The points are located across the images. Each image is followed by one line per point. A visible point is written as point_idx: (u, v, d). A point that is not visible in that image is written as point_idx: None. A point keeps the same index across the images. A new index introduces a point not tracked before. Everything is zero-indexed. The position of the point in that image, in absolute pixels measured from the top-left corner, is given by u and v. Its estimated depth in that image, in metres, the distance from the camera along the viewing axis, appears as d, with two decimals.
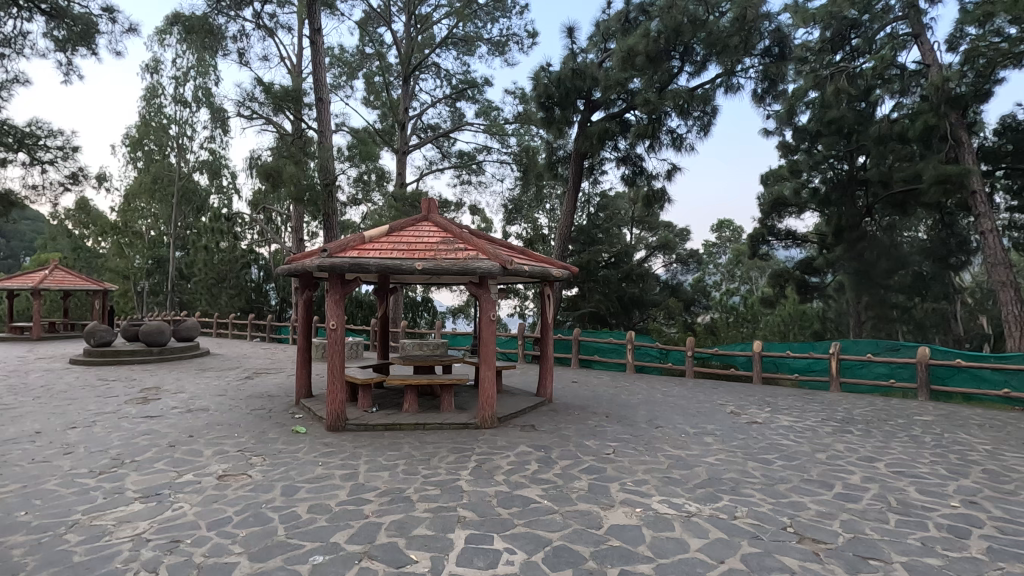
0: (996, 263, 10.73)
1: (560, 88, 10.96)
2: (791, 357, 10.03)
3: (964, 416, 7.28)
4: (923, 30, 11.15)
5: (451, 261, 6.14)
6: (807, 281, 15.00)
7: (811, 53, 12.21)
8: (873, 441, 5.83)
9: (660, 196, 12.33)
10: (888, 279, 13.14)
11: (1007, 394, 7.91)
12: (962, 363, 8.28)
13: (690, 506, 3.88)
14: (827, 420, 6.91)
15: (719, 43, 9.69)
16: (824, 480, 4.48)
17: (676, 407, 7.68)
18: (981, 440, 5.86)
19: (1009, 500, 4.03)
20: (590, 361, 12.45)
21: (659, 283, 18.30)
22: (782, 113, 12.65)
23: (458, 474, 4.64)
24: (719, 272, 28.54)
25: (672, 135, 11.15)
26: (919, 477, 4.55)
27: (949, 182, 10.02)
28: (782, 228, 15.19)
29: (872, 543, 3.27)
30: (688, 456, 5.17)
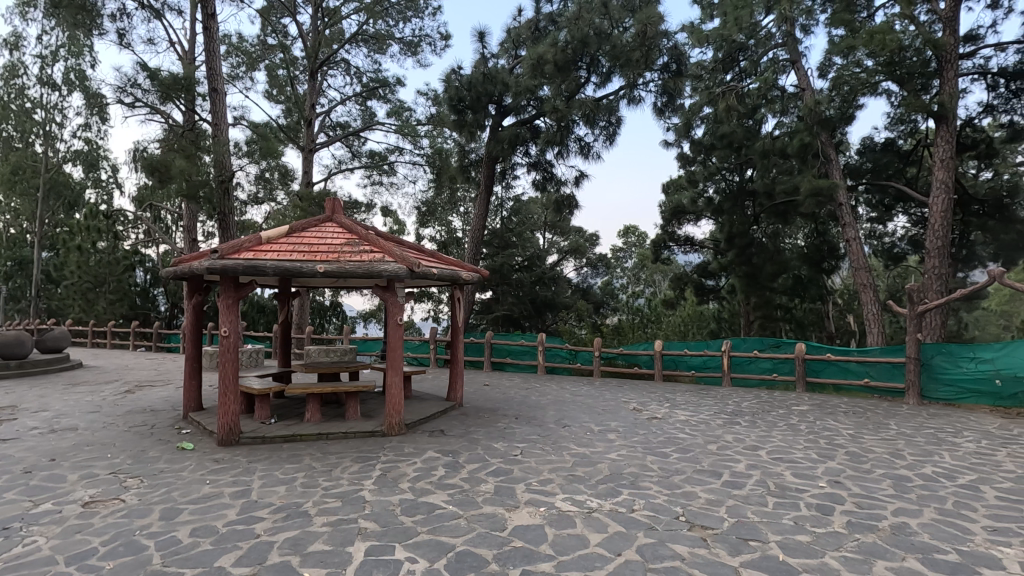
0: (859, 268, 12.06)
1: (471, 92, 10.97)
2: (689, 355, 10.70)
3: (833, 405, 8.13)
4: (800, 58, 12.35)
5: (355, 263, 5.92)
6: (704, 284, 16.40)
7: (706, 72, 13.16)
8: (757, 430, 6.34)
9: (569, 202, 12.71)
10: (772, 282, 14.26)
11: (867, 383, 8.90)
12: (832, 357, 9.25)
13: (592, 502, 4.00)
14: (718, 413, 7.43)
15: (622, 56, 10.12)
16: (714, 469, 4.79)
17: (582, 406, 7.93)
18: (845, 426, 6.56)
19: (866, 478, 4.55)
20: (503, 364, 12.55)
21: (570, 286, 18.90)
22: (680, 126, 13.46)
23: (361, 484, 4.47)
24: (626, 275, 29.97)
25: (580, 143, 11.52)
26: (794, 462, 5.00)
27: (821, 194, 11.17)
28: (681, 234, 16.19)
29: (752, 526, 3.53)
30: (592, 453, 5.34)
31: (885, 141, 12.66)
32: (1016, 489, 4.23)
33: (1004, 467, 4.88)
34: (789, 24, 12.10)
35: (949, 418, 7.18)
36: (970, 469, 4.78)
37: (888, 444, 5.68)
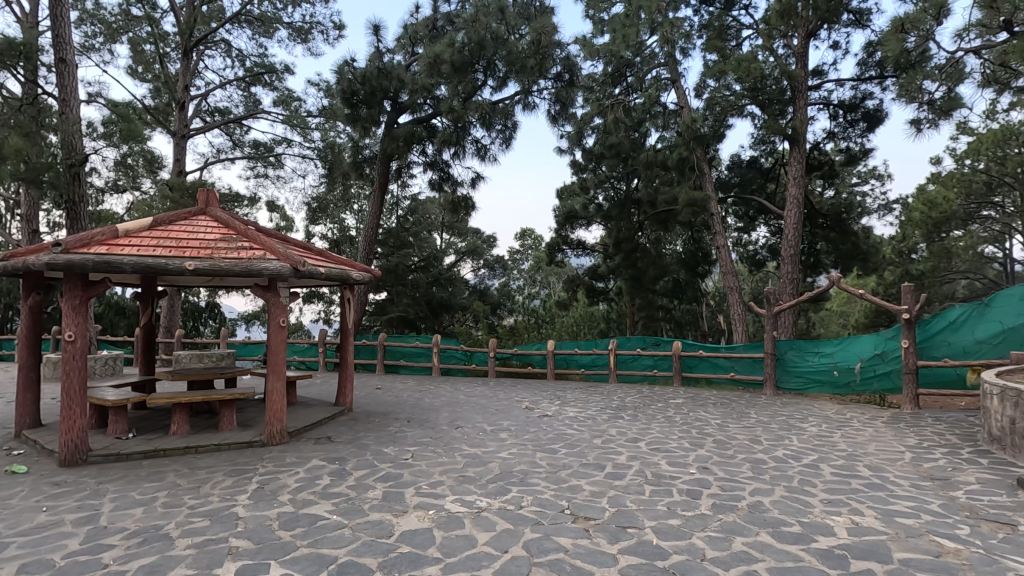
0: (727, 272, 13.31)
1: (365, 86, 10.58)
2: (579, 354, 11.18)
3: (705, 397, 8.89)
4: (679, 78, 13.39)
5: (231, 261, 5.45)
6: (595, 286, 17.26)
7: (596, 84, 13.83)
8: (639, 423, 6.76)
9: (466, 203, 12.73)
10: (654, 284, 15.32)
11: (733, 376, 9.80)
12: (704, 353, 10.10)
13: (481, 502, 4.01)
14: (604, 408, 7.83)
15: (517, 62, 10.38)
16: (599, 462, 5.03)
17: (476, 407, 7.97)
18: (714, 416, 7.20)
19: (729, 462, 5.02)
20: (397, 366, 12.26)
21: (467, 287, 18.95)
22: (573, 134, 13.99)
23: (235, 500, 4.13)
24: (522, 277, 30.65)
25: (477, 145, 11.57)
26: (669, 451, 5.39)
27: (696, 205, 12.20)
28: (574, 238, 16.87)
29: (631, 514, 3.75)
30: (484, 453, 5.37)
31: (750, 159, 14.09)
32: (847, 465, 4.90)
33: (838, 446, 5.63)
34: (671, 46, 13.04)
35: (798, 405, 8.16)
36: (812, 450, 5.46)
37: (749, 431, 6.32)
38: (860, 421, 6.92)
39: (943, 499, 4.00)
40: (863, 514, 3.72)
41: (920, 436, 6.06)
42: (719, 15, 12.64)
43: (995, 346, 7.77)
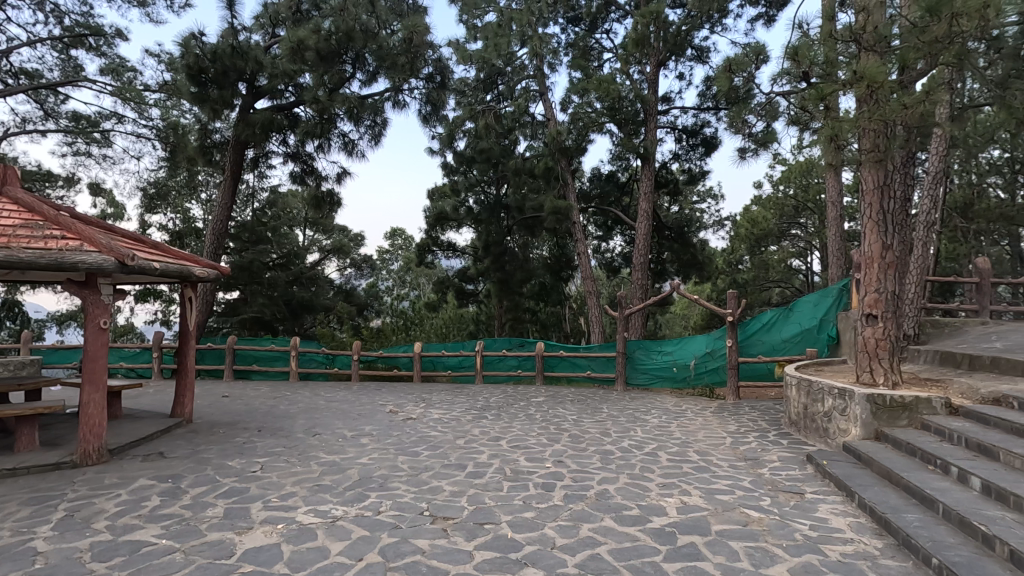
0: (587, 277, 14.23)
1: (215, 63, 9.62)
2: (446, 356, 11.20)
3: (564, 395, 9.42)
4: (546, 91, 14.04)
5: (34, 252, 4.63)
6: (464, 288, 17.42)
7: (468, 88, 14.02)
8: (501, 422, 6.97)
9: (330, 198, 12.12)
10: (521, 287, 15.90)
11: (590, 374, 10.49)
12: (565, 353, 10.68)
13: (336, 510, 3.86)
14: (468, 409, 7.95)
15: (388, 59, 10.16)
16: (460, 462, 5.10)
17: (337, 412, 7.63)
18: (570, 412, 7.66)
19: (581, 455, 5.38)
20: (248, 371, 11.30)
21: (332, 287, 18.08)
22: (444, 136, 14.00)
23: (33, 533, 3.51)
24: (391, 278, 30.07)
25: (344, 139, 11.10)
26: (528, 448, 5.63)
27: (560, 213, 12.89)
28: (444, 240, 16.86)
29: (488, 510, 3.85)
30: (342, 460, 5.17)
31: (608, 172, 15.21)
32: (680, 452, 5.51)
33: (674, 435, 6.30)
34: (539, 60, 13.64)
35: (643, 400, 8.99)
36: (653, 439, 6.05)
37: (600, 425, 6.83)
38: (693, 412, 7.82)
39: (752, 476, 4.67)
40: (690, 494, 4.21)
41: (738, 422, 7.00)
42: (583, 36, 13.51)
43: (797, 344, 9.25)
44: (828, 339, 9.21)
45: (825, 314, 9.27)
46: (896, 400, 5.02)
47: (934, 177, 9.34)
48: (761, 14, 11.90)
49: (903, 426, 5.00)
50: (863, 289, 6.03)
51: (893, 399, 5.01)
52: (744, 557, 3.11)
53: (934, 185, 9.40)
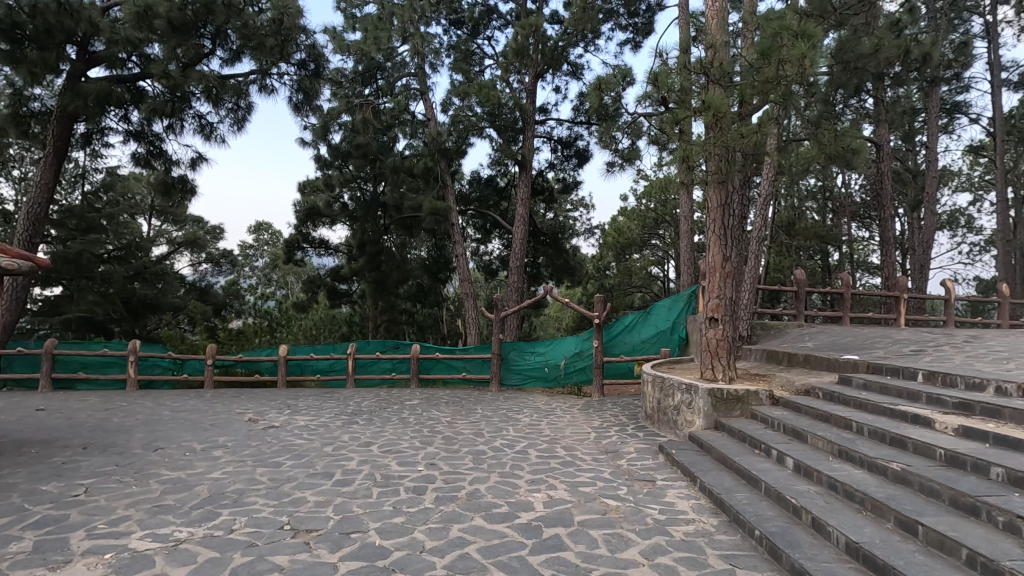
0: (465, 279, 14.31)
1: (35, 19, 8.16)
2: (314, 359, 10.59)
3: (439, 397, 9.39)
4: (427, 90, 13.91)
5: None
6: (336, 288, 16.61)
7: (345, 80, 13.49)
8: (373, 427, 6.76)
9: (181, 184, 10.73)
10: (397, 288, 15.56)
11: (465, 376, 10.55)
12: (441, 356, 10.62)
13: (180, 533, 3.47)
14: (337, 414, 7.59)
15: (254, 39, 9.37)
16: (326, 470, 4.85)
17: (185, 423, 6.87)
18: (445, 414, 7.65)
19: (453, 456, 5.39)
20: (72, 381, 9.78)
21: (183, 284, 16.25)
22: (317, 127, 13.28)
23: None
24: (255, 276, 27.90)
25: (200, 122, 10.05)
26: (400, 452, 5.53)
27: (439, 215, 12.85)
28: (315, 236, 15.93)
29: (355, 518, 3.71)
30: (190, 476, 4.67)
31: (487, 176, 15.45)
32: (548, 448, 5.76)
33: (543, 433, 6.56)
34: (421, 58, 13.48)
35: (516, 400, 9.25)
36: (523, 438, 6.25)
37: (473, 425, 6.91)
38: (561, 410, 8.22)
39: (613, 468, 5.02)
40: (556, 488, 4.42)
41: (601, 418, 7.48)
42: (465, 39, 13.60)
43: (653, 344, 10.12)
44: (679, 339, 10.21)
45: (677, 317, 10.26)
46: (732, 393, 5.70)
47: (765, 199, 10.77)
48: (628, 39, 12.87)
49: (736, 416, 5.69)
50: (707, 296, 6.76)
51: (729, 393, 5.69)
52: (602, 544, 3.34)
53: (765, 206, 10.83)
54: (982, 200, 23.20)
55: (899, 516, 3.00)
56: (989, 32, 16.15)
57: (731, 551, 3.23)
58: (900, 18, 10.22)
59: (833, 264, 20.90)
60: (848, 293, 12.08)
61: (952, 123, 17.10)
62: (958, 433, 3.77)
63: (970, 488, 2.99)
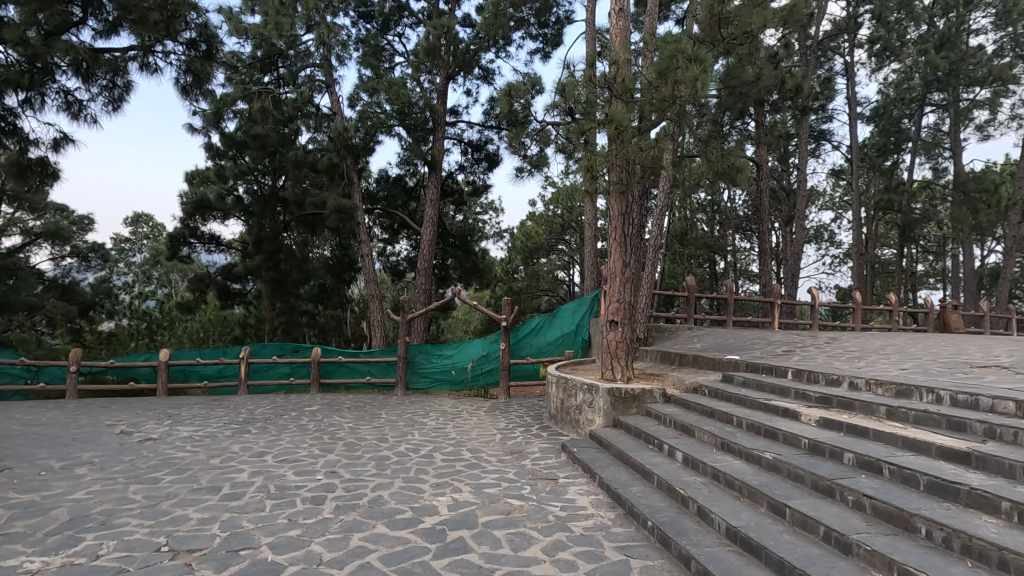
0: (371, 280, 13.89)
1: None
2: (202, 364, 9.75)
3: (341, 402, 9.03)
4: (333, 83, 13.37)
5: None
6: (229, 288, 15.44)
7: (242, 65, 12.65)
8: (267, 435, 6.36)
9: (42, 168, 9.49)
10: (297, 288, 14.76)
11: (369, 380, 10.24)
12: (343, 359, 10.22)
13: (31, 564, 3.05)
14: (227, 423, 7.04)
15: (135, 11, 8.44)
16: (213, 485, 4.49)
17: (40, 438, 6.05)
18: (347, 420, 7.37)
19: (355, 463, 5.21)
20: None
21: (41, 281, 14.28)
22: (209, 114, 12.30)
23: None
24: (132, 272, 25.27)
25: (66, 98, 8.92)
26: (297, 461, 5.24)
27: (344, 213, 12.38)
28: (205, 231, 14.63)
29: (245, 534, 3.47)
30: (45, 498, 4.11)
31: (395, 176, 15.13)
32: (454, 451, 5.74)
33: (449, 436, 6.52)
34: (326, 49, 12.91)
35: (422, 403, 9.12)
36: (428, 441, 6.18)
37: (377, 431, 6.72)
38: (468, 412, 8.22)
39: (517, 468, 5.10)
40: (461, 491, 4.41)
41: (507, 419, 7.58)
42: (375, 34, 13.23)
43: (558, 346, 10.44)
44: (582, 342, 10.61)
45: (581, 320, 10.66)
46: (629, 392, 6.01)
47: (661, 210, 11.49)
48: (538, 48, 13.19)
49: (633, 414, 6.01)
50: (608, 300, 7.06)
51: (626, 392, 5.98)
52: (505, 544, 3.38)
53: (661, 216, 11.54)
54: (841, 218, 26.39)
55: (770, 501, 3.32)
56: (847, 71, 18.43)
57: (626, 543, 3.40)
58: (777, 52, 11.38)
59: (720, 272, 22.72)
60: (732, 299, 13.20)
61: (818, 148, 19.29)
62: (819, 424, 4.24)
63: (828, 472, 3.38)
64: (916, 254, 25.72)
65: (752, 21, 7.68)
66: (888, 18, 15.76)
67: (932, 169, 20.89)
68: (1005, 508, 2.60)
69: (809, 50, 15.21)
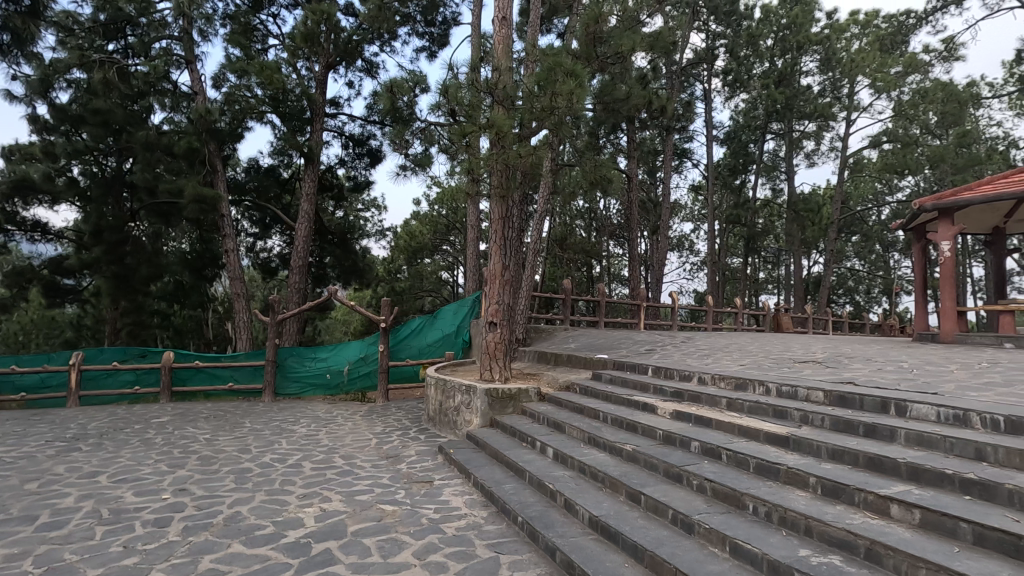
0: (235, 277, 12.75)
1: None
2: (19, 372, 8.37)
3: (196, 412, 8.20)
4: (195, 60, 12.12)
5: None
6: (59, 284, 13.19)
7: (79, 28, 11.09)
8: (103, 453, 5.59)
9: None
10: (147, 285, 13.02)
11: (232, 387, 9.37)
12: (201, 364, 9.25)
13: None
14: (50, 441, 6.07)
15: None
16: (26, 514, 3.85)
17: None
18: (203, 431, 6.71)
19: (210, 478, 4.75)
20: None
21: None
22: (34, 81, 10.54)
23: None
24: None
25: None
26: (139, 480, 4.67)
27: (204, 203, 11.25)
28: (27, 217, 12.41)
29: (67, 568, 3.03)
30: None
31: (267, 166, 14.06)
32: (325, 459, 5.47)
33: (320, 443, 6.21)
34: (186, 21, 11.68)
35: (292, 409, 8.59)
36: (297, 450, 5.83)
37: (238, 441, 6.21)
38: (342, 417, 7.88)
39: (391, 473, 4.99)
40: (330, 500, 4.22)
41: (384, 423, 7.39)
42: (245, 11, 12.20)
43: (439, 348, 10.40)
44: (463, 342, 10.68)
45: (462, 322, 10.73)
46: (506, 391, 6.16)
47: (541, 215, 11.90)
48: (424, 47, 13.05)
49: (509, 413, 6.16)
50: (487, 301, 7.14)
51: (503, 392, 6.12)
52: (375, 551, 3.29)
53: (540, 221, 11.95)
54: (699, 229, 29.27)
55: (628, 490, 3.58)
56: (706, 97, 20.50)
57: (496, 540, 3.48)
58: (646, 74, 12.36)
59: (596, 276, 24.12)
60: (604, 301, 14.05)
61: (680, 165, 21.23)
62: (673, 416, 4.67)
63: (677, 461, 3.73)
64: (758, 263, 29.28)
65: (623, 44, 8.33)
66: (739, 54, 17.82)
67: (771, 190, 23.95)
68: (813, 482, 3.05)
69: (674, 75, 16.72)
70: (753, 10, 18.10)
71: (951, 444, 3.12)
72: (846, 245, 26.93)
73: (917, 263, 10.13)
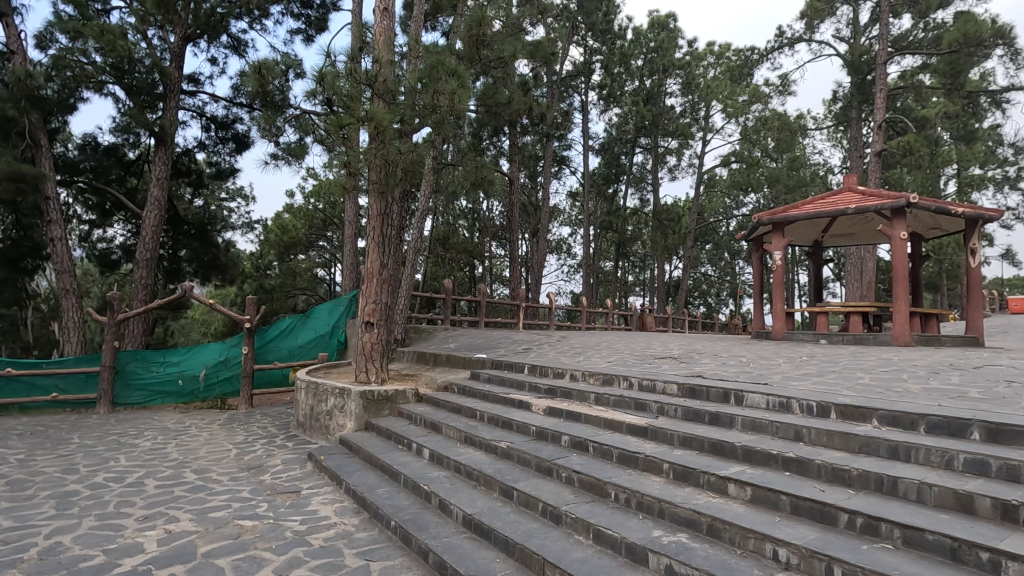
0: (62, 270, 10.98)
1: None
2: None
3: (6, 428, 6.93)
4: (11, 13, 10.25)
5: None
6: None
7: None
8: None
9: None
10: None
11: (56, 397, 8.04)
12: (14, 372, 7.84)
13: None
14: None
15: None
16: None
17: None
18: (15, 451, 5.69)
19: (22, 506, 4.04)
20: None
21: None
22: None
23: None
24: None
25: None
26: None
27: (22, 181, 9.54)
28: None
29: None
30: None
31: (108, 144, 12.31)
32: (173, 475, 4.91)
33: (168, 457, 5.56)
34: None
35: (135, 421, 7.60)
36: (139, 466, 5.17)
37: (63, 460, 5.36)
38: (196, 427, 7.13)
39: (252, 485, 4.61)
40: (177, 520, 3.79)
41: (246, 432, 6.82)
42: None
43: (311, 349, 9.83)
44: (338, 343, 10.22)
45: (337, 322, 10.25)
46: (382, 393, 5.98)
47: (423, 213, 11.75)
48: (300, 29, 12.25)
49: (385, 415, 5.99)
50: (363, 301, 6.88)
51: (378, 394, 5.94)
52: (229, 572, 3.02)
53: (421, 220, 11.80)
54: (575, 233, 30.78)
55: (502, 486, 3.65)
56: (583, 108, 21.60)
57: (368, 547, 3.37)
58: (528, 81, 12.73)
59: (477, 276, 24.32)
60: (485, 301, 14.22)
61: (559, 171, 22.16)
62: (546, 412, 4.85)
63: (548, 455, 3.88)
64: (627, 267, 31.46)
65: (505, 50, 8.50)
66: (613, 71, 19.04)
67: (640, 200, 25.87)
68: (666, 468, 3.34)
69: (554, 84, 17.41)
70: (625, 31, 19.41)
71: (776, 427, 3.59)
72: (701, 252, 29.92)
73: (756, 270, 11.52)
